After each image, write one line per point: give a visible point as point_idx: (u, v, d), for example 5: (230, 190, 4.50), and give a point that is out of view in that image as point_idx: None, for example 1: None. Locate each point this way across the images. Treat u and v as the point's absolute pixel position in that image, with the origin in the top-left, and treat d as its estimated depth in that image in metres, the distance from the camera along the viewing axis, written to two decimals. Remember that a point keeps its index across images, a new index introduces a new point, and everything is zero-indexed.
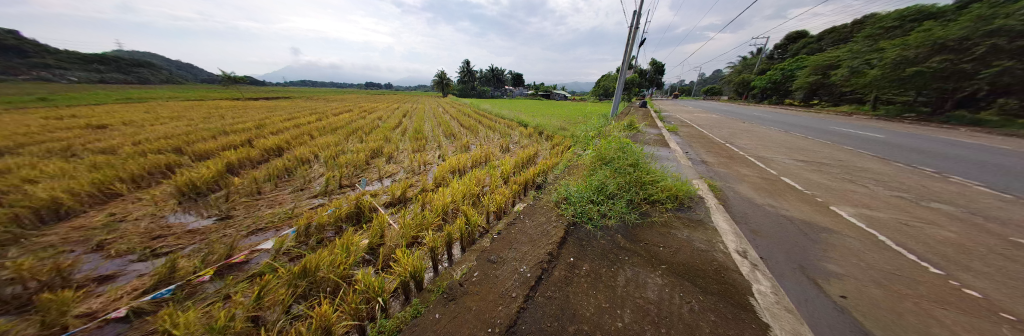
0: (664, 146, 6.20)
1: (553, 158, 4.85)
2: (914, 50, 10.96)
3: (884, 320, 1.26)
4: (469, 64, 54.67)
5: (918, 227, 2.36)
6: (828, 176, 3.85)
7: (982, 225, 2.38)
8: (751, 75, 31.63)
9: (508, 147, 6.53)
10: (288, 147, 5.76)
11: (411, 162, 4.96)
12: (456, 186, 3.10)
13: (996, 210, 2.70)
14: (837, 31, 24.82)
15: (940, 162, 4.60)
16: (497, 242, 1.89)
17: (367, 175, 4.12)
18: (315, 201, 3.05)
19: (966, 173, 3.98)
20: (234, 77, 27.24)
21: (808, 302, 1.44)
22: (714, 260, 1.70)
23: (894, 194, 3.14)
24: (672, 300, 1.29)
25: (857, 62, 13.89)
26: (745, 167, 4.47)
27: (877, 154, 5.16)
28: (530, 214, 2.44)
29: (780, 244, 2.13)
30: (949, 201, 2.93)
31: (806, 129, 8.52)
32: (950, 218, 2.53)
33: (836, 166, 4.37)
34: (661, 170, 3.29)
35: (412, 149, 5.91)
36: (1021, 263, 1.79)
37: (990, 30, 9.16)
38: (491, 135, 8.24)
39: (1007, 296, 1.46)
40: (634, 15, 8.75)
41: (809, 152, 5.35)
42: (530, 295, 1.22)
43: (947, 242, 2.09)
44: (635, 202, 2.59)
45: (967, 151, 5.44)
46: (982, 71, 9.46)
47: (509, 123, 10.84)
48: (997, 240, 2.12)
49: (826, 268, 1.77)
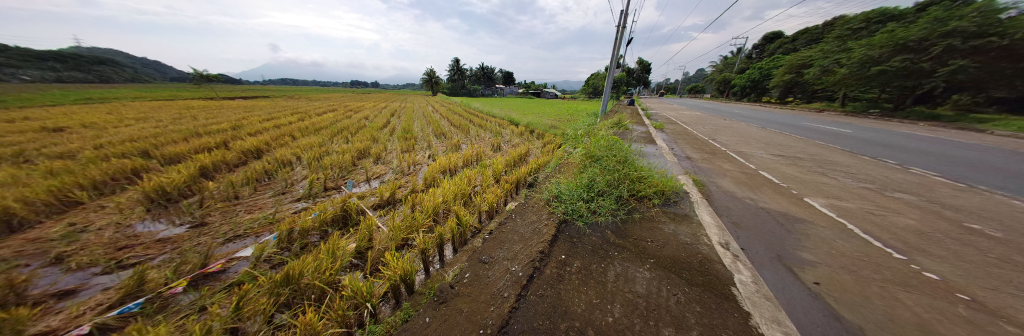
0: (651, 142, 6.38)
1: (545, 156, 4.89)
2: (878, 50, 11.75)
3: (853, 305, 1.35)
4: (459, 63, 54.19)
5: (883, 215, 2.54)
6: (803, 170, 4.06)
7: (939, 212, 2.59)
8: (731, 73, 32.98)
9: (500, 146, 6.54)
10: (268, 149, 5.51)
11: (400, 162, 4.86)
12: (447, 185, 3.07)
13: (950, 198, 2.94)
14: (809, 32, 26.35)
15: (903, 154, 4.95)
16: (489, 242, 1.88)
17: (354, 177, 4.00)
18: (297, 205, 2.93)
19: (926, 165, 4.25)
20: (209, 75, 25.69)
21: (785, 289, 1.52)
22: (698, 253, 1.77)
23: (862, 185, 3.36)
24: (660, 293, 1.33)
25: (828, 61, 14.76)
26: (727, 161, 4.66)
27: (847, 148, 5.46)
28: (521, 213, 2.44)
29: (758, 235, 2.23)
30: (911, 191, 3.17)
31: (784, 125, 8.95)
32: (912, 206, 2.74)
33: (809, 159, 4.64)
34: (648, 166, 3.38)
35: (400, 149, 5.81)
36: (972, 247, 1.96)
37: (946, 32, 9.98)
38: (482, 134, 8.20)
39: (962, 278, 1.60)
40: (621, 14, 8.92)
41: (786, 147, 5.64)
42: (522, 294, 1.22)
43: (908, 229, 2.25)
44: (623, 198, 2.65)
45: (927, 144, 5.87)
46: (939, 70, 10.22)
47: (501, 122, 10.81)
48: (952, 226, 2.32)
49: (801, 257, 1.87)
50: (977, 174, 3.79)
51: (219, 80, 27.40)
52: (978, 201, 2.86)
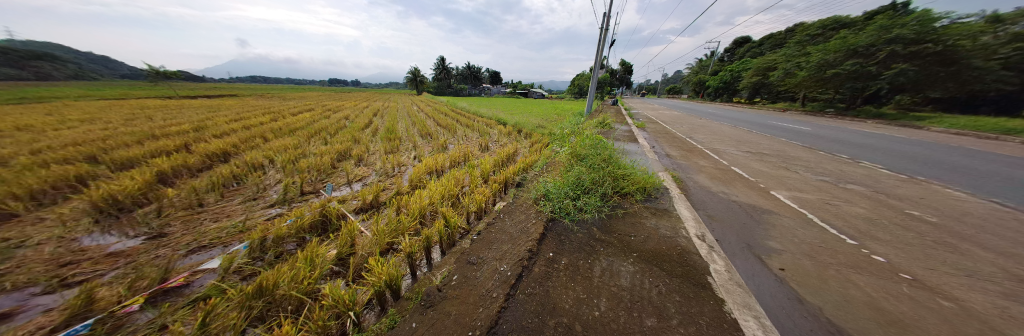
0: (634, 141, 6.61)
1: (532, 155, 4.93)
2: (833, 55, 12.88)
3: (814, 288, 1.49)
4: (444, 62, 53.35)
5: (838, 205, 2.81)
6: (771, 165, 4.37)
7: (885, 201, 2.90)
8: (706, 75, 34.90)
9: (488, 146, 6.53)
10: (237, 151, 5.14)
11: (384, 163, 4.71)
12: (434, 187, 3.02)
13: (893, 188, 3.30)
14: (774, 38, 28.45)
15: (855, 150, 5.45)
16: (477, 243, 1.87)
17: (334, 180, 3.83)
18: (271, 212, 2.77)
19: (875, 159, 4.71)
20: (167, 71, 23.59)
21: (756, 276, 1.64)
22: (678, 245, 1.87)
23: (821, 178, 3.68)
24: (643, 285, 1.39)
25: (790, 64, 15.99)
26: (703, 158, 4.93)
27: (808, 145, 5.93)
28: (510, 213, 2.46)
29: (731, 227, 2.38)
30: (861, 182, 3.52)
31: (753, 124, 9.59)
32: (862, 196, 3.04)
33: (775, 155, 5.02)
34: (631, 164, 3.50)
35: (384, 150, 5.63)
36: (911, 231, 2.22)
37: (890, 38, 11.16)
38: (469, 134, 8.14)
39: (904, 259, 1.80)
40: (604, 16, 9.18)
41: (755, 144, 6.06)
42: (511, 293, 1.22)
43: (860, 217, 2.50)
44: (608, 196, 2.73)
45: (875, 140, 6.50)
46: (884, 73, 11.37)
47: (488, 121, 10.76)
48: (895, 213, 2.60)
49: (769, 246, 2.02)
50: (917, 167, 4.23)
51: (179, 78, 25.20)
52: (918, 191, 3.22)
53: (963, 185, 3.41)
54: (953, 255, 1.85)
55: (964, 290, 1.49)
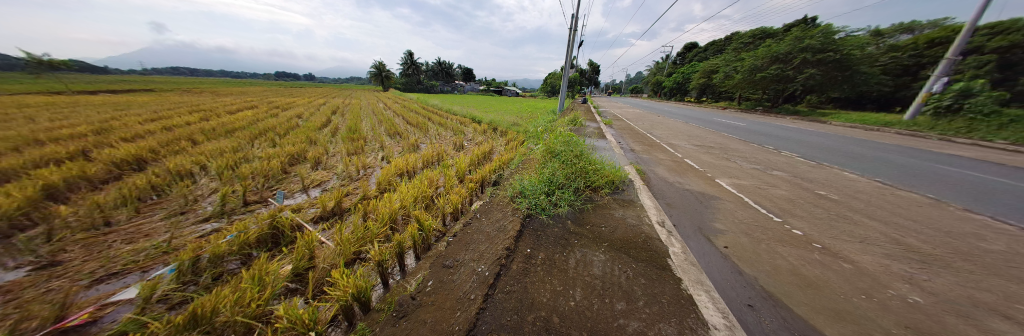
0: (602, 137, 7.01)
1: (508, 153, 4.94)
2: (761, 60, 15.03)
3: (751, 262, 1.74)
4: (412, 57, 50.68)
5: (767, 189, 3.31)
6: (717, 157, 4.96)
7: (801, 184, 3.49)
8: (662, 76, 38.28)
9: (462, 144, 6.39)
10: (157, 158, 4.30)
11: (347, 165, 4.33)
12: (405, 189, 2.87)
13: (806, 173, 3.99)
14: (717, 44, 32.27)
15: (780, 142, 6.40)
16: (453, 245, 1.82)
17: (287, 186, 3.42)
18: (206, 227, 2.37)
19: (795, 150, 5.57)
20: (49, 59, 18.84)
21: (707, 255, 1.86)
22: (642, 232, 2.04)
23: (753, 166, 4.30)
24: (613, 272, 1.49)
25: (729, 67, 18.28)
26: (662, 152, 5.41)
27: (745, 138, 6.81)
28: (487, 212, 2.43)
29: (686, 212, 2.66)
30: (783, 169, 4.19)
31: (702, 120, 10.75)
32: (784, 180, 3.62)
33: (719, 148, 5.72)
34: (600, 159, 3.71)
35: (346, 151, 5.17)
36: (819, 208, 2.71)
37: (802, 48, 13.34)
38: (442, 133, 7.88)
39: (814, 232, 2.20)
40: (572, 17, 9.53)
41: (703, 138, 6.83)
42: (490, 293, 1.20)
43: (784, 198, 2.98)
44: (580, 190, 2.86)
45: (795, 134, 7.70)
46: (798, 76, 13.59)
47: (462, 120, 10.50)
48: (808, 193, 3.15)
49: (715, 227, 2.31)
50: (824, 155, 5.11)
51: (68, 68, 20.30)
52: (825, 174, 3.92)
53: (856, 169, 4.20)
54: (848, 226, 2.31)
55: (855, 253, 1.87)
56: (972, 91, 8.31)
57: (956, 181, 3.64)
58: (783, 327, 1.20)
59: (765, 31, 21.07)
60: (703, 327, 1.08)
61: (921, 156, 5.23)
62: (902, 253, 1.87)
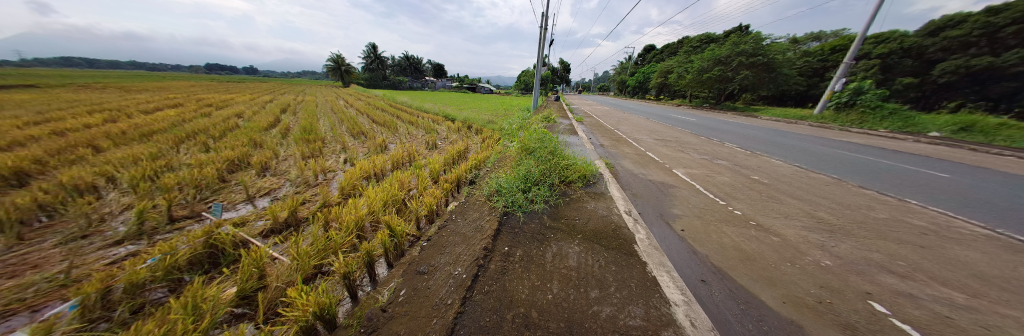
0: (573, 133, 7.30)
1: (484, 152, 4.88)
2: (708, 62, 16.87)
3: (704, 242, 1.97)
4: (375, 50, 47.20)
5: (714, 176, 3.74)
6: (674, 149, 5.48)
7: (740, 171, 4.01)
8: (626, 75, 40.94)
9: (436, 143, 6.16)
10: (42, 170, 3.43)
11: (303, 170, 3.90)
12: (373, 193, 2.69)
13: (744, 161, 4.60)
14: (671, 47, 35.47)
15: (726, 135, 7.19)
16: (427, 250, 1.74)
17: (228, 197, 2.96)
18: (119, 252, 1.93)
19: (738, 142, 6.30)
20: None
21: (668, 239, 2.05)
22: (611, 222, 2.17)
23: (703, 157, 4.84)
24: (587, 262, 1.57)
25: (681, 68, 20.22)
26: (628, 146, 5.81)
27: (698, 132, 7.53)
28: (462, 213, 2.38)
29: (649, 201, 2.91)
30: (727, 158, 4.78)
31: (661, 116, 11.71)
32: (727, 168, 4.15)
33: (675, 141, 6.33)
34: (572, 155, 3.86)
35: (301, 154, 4.65)
36: (755, 190, 3.15)
37: (739, 52, 15.28)
38: (413, 132, 7.50)
39: (751, 211, 2.55)
40: (542, 16, 9.70)
41: (662, 133, 7.47)
42: (468, 296, 1.17)
43: (727, 184, 3.41)
44: (555, 185, 2.95)
45: (736, 128, 8.76)
46: (736, 77, 15.54)
47: (434, 117, 10.10)
48: (746, 178, 3.65)
49: (673, 212, 2.56)
50: (761, 146, 5.84)
51: None
52: (759, 162, 4.54)
53: (783, 157, 4.90)
54: (777, 205, 2.72)
55: (782, 227, 2.22)
56: (863, 89, 10.14)
57: (854, 164, 4.45)
58: (729, 297, 1.37)
59: (709, 35, 23.63)
60: (665, 304, 1.19)
61: (832, 144, 6.27)
62: (815, 225, 2.26)
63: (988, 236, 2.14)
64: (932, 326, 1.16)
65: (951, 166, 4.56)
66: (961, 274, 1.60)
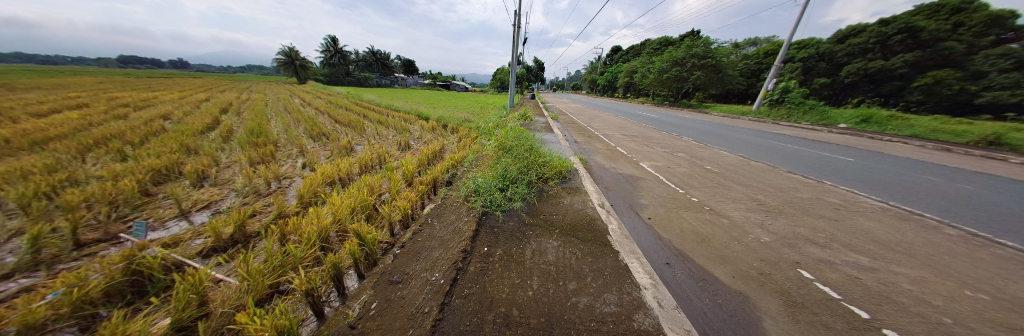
0: (548, 130, 7.49)
1: (461, 151, 4.78)
2: (667, 63, 18.32)
3: (668, 228, 2.15)
4: (335, 45, 43.45)
5: (675, 167, 4.10)
6: (640, 144, 5.88)
7: (696, 162, 4.44)
8: (596, 74, 42.94)
9: (409, 144, 5.89)
10: None
11: (254, 178, 3.46)
12: (338, 200, 2.48)
13: (699, 153, 5.10)
14: (636, 49, 38.07)
15: (685, 130, 7.87)
16: (401, 257, 1.65)
17: (155, 213, 2.51)
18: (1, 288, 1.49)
19: (695, 136, 6.93)
20: None
21: (637, 228, 2.20)
22: (586, 215, 2.27)
23: (665, 150, 5.28)
24: (565, 255, 1.62)
25: (644, 68, 21.72)
26: (600, 142, 6.09)
27: (661, 128, 8.14)
28: (439, 216, 2.30)
29: (620, 193, 3.08)
30: (685, 151, 5.27)
31: (628, 114, 12.46)
32: (685, 160, 4.58)
33: (641, 136, 6.81)
34: (549, 152, 3.95)
35: (249, 160, 4.11)
36: (708, 179, 3.51)
37: (693, 54, 16.84)
38: (383, 132, 7.07)
39: (706, 197, 2.84)
40: (515, 15, 9.73)
41: (629, 129, 7.96)
42: (446, 301, 1.14)
43: (685, 174, 3.76)
44: (532, 182, 2.99)
45: (693, 123, 9.65)
46: (691, 77, 17.12)
47: (405, 116, 9.61)
48: (701, 168, 4.06)
49: (640, 202, 2.75)
50: (713, 139, 6.51)
51: None
52: (712, 153, 5.07)
53: (732, 149, 5.52)
54: (726, 191, 3.07)
55: (730, 210, 2.51)
56: (790, 89, 11.82)
57: (786, 153, 5.16)
58: (690, 277, 1.52)
59: (667, 38, 25.66)
60: (635, 289, 1.27)
61: (769, 136, 7.21)
62: (757, 207, 2.59)
63: (880, 208, 2.65)
64: (844, 286, 1.41)
65: (854, 151, 5.54)
66: (863, 240, 1.96)
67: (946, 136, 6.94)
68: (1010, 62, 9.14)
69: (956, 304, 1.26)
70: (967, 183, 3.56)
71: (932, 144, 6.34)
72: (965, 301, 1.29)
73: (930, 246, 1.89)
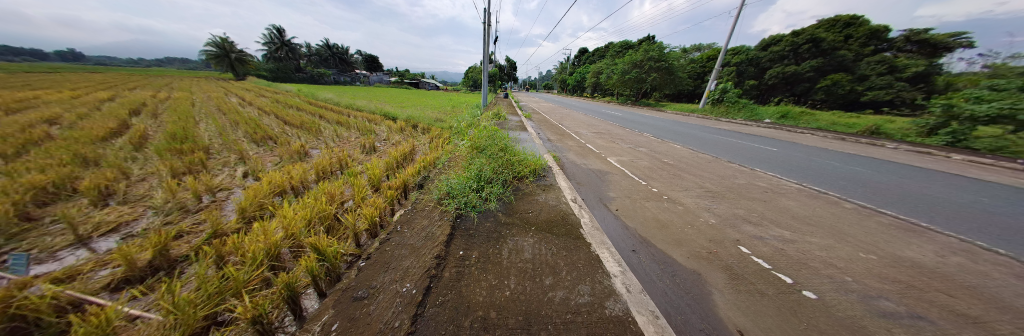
0: (522, 129, 7.59)
1: (433, 152, 4.61)
2: (628, 64, 19.69)
3: (634, 218, 2.32)
4: (282, 37, 38.64)
5: (638, 161, 4.44)
6: (608, 140, 6.26)
7: (655, 155, 4.87)
8: (565, 75, 44.54)
9: (375, 146, 5.51)
10: None
11: (178, 191, 2.90)
12: (290, 211, 2.22)
13: (658, 147, 5.59)
14: (600, 51, 40.47)
15: (646, 127, 8.52)
16: (367, 270, 1.53)
17: (36, 242, 1.96)
18: None
19: (654, 132, 7.55)
20: None
21: (607, 219, 2.33)
22: (560, 211, 2.35)
23: (629, 146, 5.70)
24: (541, 252, 1.66)
25: (608, 69, 23.13)
26: (571, 140, 6.33)
27: (626, 125, 8.72)
28: (409, 222, 2.17)
29: (591, 187, 3.24)
30: (646, 146, 5.74)
31: (596, 112, 13.10)
32: (646, 154, 4.99)
33: (608, 133, 7.25)
34: (523, 150, 3.99)
35: (171, 171, 3.46)
36: (666, 171, 3.87)
37: (650, 56, 18.33)
38: (344, 134, 6.50)
39: (665, 188, 3.12)
40: (485, 13, 9.65)
41: (597, 126, 8.41)
42: (420, 312, 1.09)
43: (647, 167, 4.10)
44: (508, 181, 3.00)
45: (653, 120, 10.50)
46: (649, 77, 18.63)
47: (369, 116, 8.93)
48: (660, 161, 4.46)
49: (609, 195, 2.93)
50: (669, 135, 7.17)
51: None
52: (668, 147, 5.60)
53: (685, 143, 6.13)
54: (681, 181, 3.42)
55: (684, 198, 2.79)
56: (728, 89, 13.55)
57: (728, 146, 5.88)
58: (654, 261, 1.65)
59: (627, 42, 27.70)
60: (606, 278, 1.35)
61: (714, 131, 8.18)
62: (706, 194, 2.92)
63: (798, 189, 3.17)
64: (773, 257, 1.66)
65: (778, 142, 6.54)
66: (786, 217, 2.33)
67: (841, 128, 8.55)
68: (883, 68, 11.77)
69: (852, 265, 1.56)
70: (856, 165, 4.43)
71: (832, 135, 7.77)
72: (858, 261, 1.61)
73: (833, 218, 2.32)
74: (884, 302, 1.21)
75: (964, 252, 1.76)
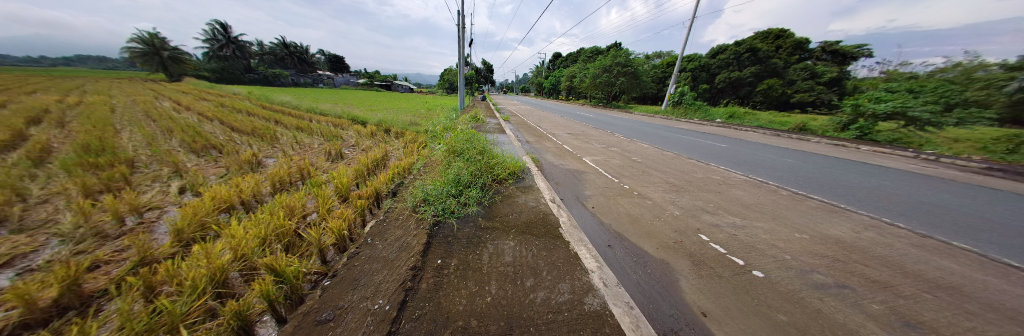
0: (500, 131, 7.63)
1: (408, 157, 4.44)
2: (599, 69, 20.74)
3: (609, 214, 2.43)
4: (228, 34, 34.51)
5: (611, 160, 4.67)
6: (582, 141, 6.52)
7: (626, 154, 5.17)
8: (540, 78, 45.55)
9: (343, 152, 5.14)
10: None
11: (92, 213, 2.43)
12: (240, 230, 1.97)
13: (628, 147, 5.95)
14: (572, 56, 42.20)
15: (616, 128, 8.99)
16: (334, 289, 1.41)
17: None
18: None
19: (624, 132, 7.99)
20: None
21: (584, 217, 2.41)
22: (540, 211, 2.38)
23: (602, 145, 5.99)
24: (521, 253, 1.66)
25: (581, 73, 24.12)
26: (549, 141, 6.48)
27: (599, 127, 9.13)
28: (381, 234, 2.05)
29: (568, 187, 3.34)
30: (618, 145, 6.09)
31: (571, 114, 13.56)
32: (618, 153, 5.28)
33: (582, 134, 7.56)
34: (501, 153, 4.00)
35: (83, 189, 2.90)
36: (636, 168, 4.13)
37: (618, 61, 19.48)
38: (307, 140, 5.97)
39: (636, 184, 3.31)
40: (458, 15, 9.54)
41: (572, 128, 8.72)
42: (394, 329, 1.02)
43: (619, 165, 4.33)
44: (487, 185, 2.98)
45: (623, 121, 11.15)
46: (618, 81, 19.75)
47: (335, 121, 8.32)
48: (630, 159, 4.75)
49: (585, 194, 3.04)
50: (637, 135, 7.64)
51: None
52: (637, 146, 5.98)
53: (652, 142, 6.57)
54: (649, 177, 3.66)
55: (653, 193, 3.00)
56: (685, 92, 14.87)
57: (689, 144, 6.42)
58: (627, 254, 1.74)
59: (597, 48, 29.23)
60: (584, 274, 1.39)
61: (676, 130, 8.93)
62: (672, 188, 3.16)
63: (747, 180, 3.57)
64: (729, 242, 1.85)
65: (729, 139, 7.32)
66: (738, 206, 2.61)
67: (777, 125, 9.83)
68: (806, 73, 13.88)
69: (791, 245, 1.79)
70: (791, 158, 5.11)
71: (769, 132, 8.91)
72: (795, 241, 1.85)
73: (776, 205, 2.64)
74: (816, 275, 1.41)
75: (871, 227, 2.12)
